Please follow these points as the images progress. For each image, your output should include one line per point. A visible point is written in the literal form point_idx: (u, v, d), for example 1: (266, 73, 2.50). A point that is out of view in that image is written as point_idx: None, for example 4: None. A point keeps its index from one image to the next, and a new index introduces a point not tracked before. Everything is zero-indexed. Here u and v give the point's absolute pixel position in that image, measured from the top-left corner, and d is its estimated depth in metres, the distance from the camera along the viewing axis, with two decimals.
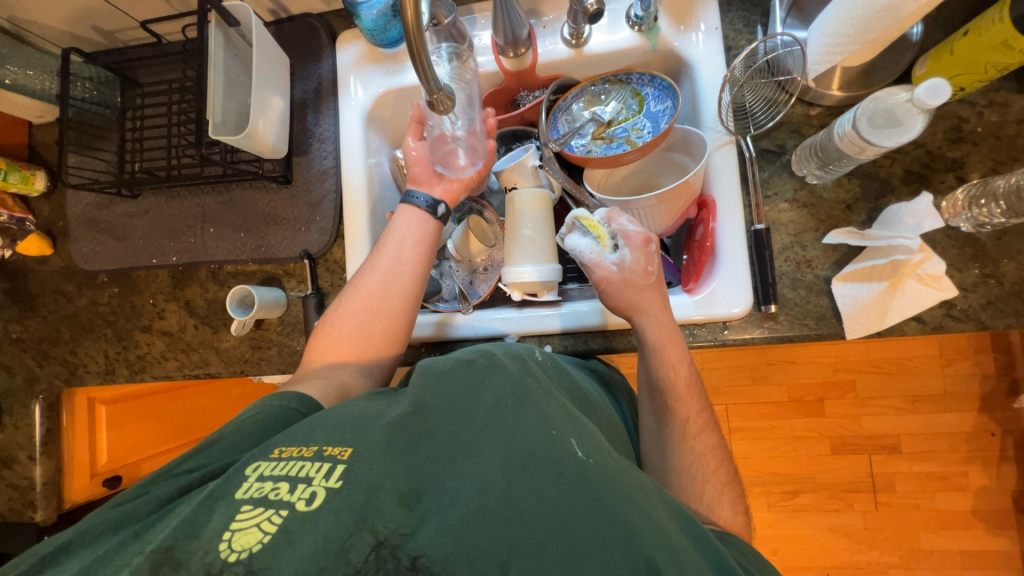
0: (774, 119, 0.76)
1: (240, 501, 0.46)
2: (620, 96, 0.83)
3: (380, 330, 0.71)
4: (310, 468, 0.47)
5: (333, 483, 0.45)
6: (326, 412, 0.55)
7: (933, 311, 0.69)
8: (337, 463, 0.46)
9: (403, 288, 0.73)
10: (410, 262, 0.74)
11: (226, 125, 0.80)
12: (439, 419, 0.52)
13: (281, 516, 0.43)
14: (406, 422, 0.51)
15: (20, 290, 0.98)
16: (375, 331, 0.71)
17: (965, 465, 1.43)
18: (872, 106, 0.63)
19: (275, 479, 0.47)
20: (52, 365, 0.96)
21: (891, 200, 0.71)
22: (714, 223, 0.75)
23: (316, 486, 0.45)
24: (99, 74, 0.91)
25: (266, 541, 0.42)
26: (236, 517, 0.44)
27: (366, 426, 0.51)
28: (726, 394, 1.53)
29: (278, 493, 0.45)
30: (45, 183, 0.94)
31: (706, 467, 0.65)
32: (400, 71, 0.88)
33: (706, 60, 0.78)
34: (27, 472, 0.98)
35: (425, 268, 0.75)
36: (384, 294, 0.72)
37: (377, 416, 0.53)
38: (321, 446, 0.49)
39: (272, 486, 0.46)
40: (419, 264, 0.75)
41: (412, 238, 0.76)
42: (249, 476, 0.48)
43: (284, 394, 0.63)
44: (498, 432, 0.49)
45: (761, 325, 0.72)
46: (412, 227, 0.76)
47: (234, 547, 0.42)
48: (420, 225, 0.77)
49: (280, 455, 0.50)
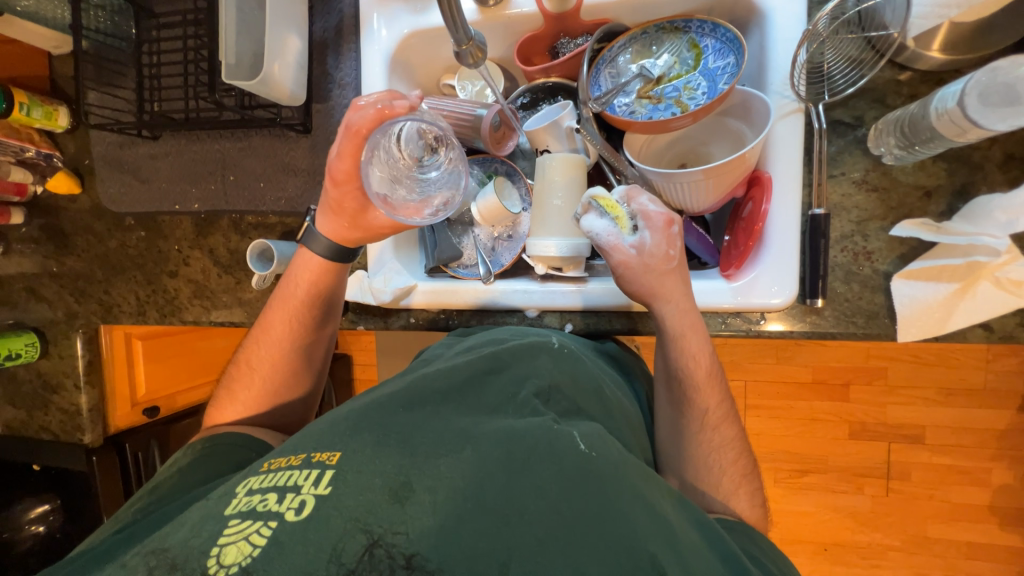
0: (854, 84, 0.65)
1: (228, 515, 0.43)
2: (674, 48, 0.73)
3: (305, 378, 0.75)
4: (298, 476, 0.44)
5: (322, 490, 0.43)
6: (318, 418, 0.53)
7: (1005, 319, 0.62)
8: (325, 469, 0.44)
9: (314, 340, 0.75)
10: (324, 312, 0.74)
11: (241, 68, 0.74)
12: (436, 408, 0.52)
13: (270, 527, 0.41)
14: (400, 414, 0.51)
15: (54, 227, 1.00)
16: (300, 382, 0.75)
17: (991, 462, 1.39)
18: (987, 78, 0.54)
19: (263, 490, 0.44)
20: (89, 303, 1.00)
21: (980, 188, 0.62)
22: (767, 205, 0.66)
23: (304, 494, 0.42)
24: (111, 3, 0.87)
25: (256, 555, 0.39)
26: (224, 530, 0.41)
27: (360, 424, 0.49)
28: (747, 371, 1.49)
29: (267, 503, 0.43)
30: (68, 119, 0.93)
31: (723, 457, 0.63)
32: (426, 9, 0.79)
33: (784, 8, 0.66)
34: (74, 399, 1.06)
35: (331, 314, 0.75)
36: (295, 348, 0.73)
37: (367, 413, 0.51)
38: (309, 453, 0.47)
39: (261, 497, 0.43)
40: (327, 315, 0.75)
41: (314, 288, 0.72)
42: (237, 492, 0.45)
43: (211, 436, 0.66)
44: (495, 426, 0.49)
45: (803, 319, 0.67)
46: (315, 275, 0.72)
47: (222, 562, 0.39)
48: (318, 273, 0.72)
49: (268, 467, 0.47)
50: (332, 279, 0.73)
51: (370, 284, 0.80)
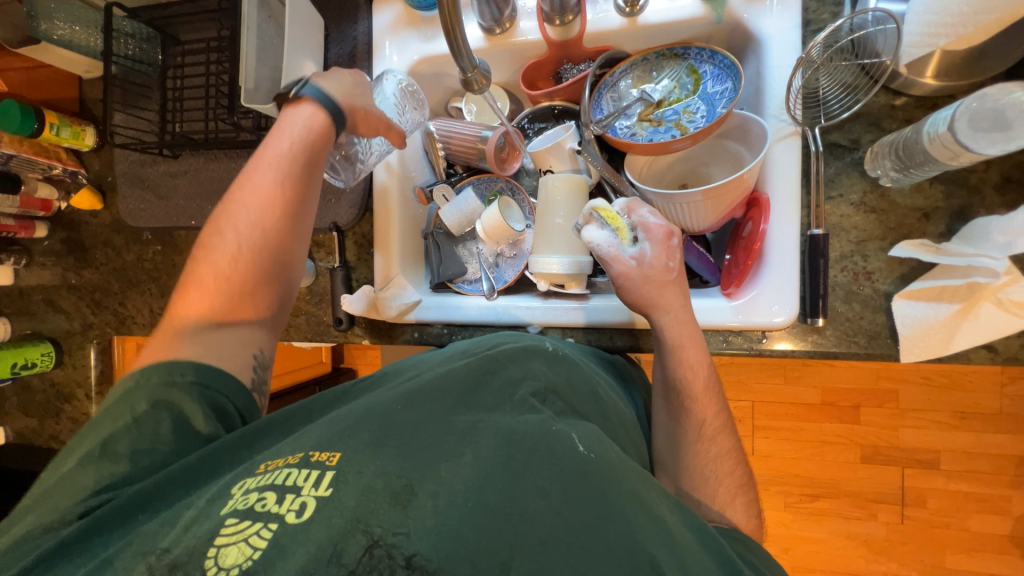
0: (849, 109, 0.67)
1: (224, 514, 0.43)
2: (673, 74, 0.75)
3: (274, 277, 0.64)
4: (298, 476, 0.45)
5: (323, 492, 0.43)
6: (317, 421, 0.53)
7: (1009, 340, 0.61)
8: (325, 470, 0.45)
9: (293, 221, 0.65)
10: (310, 173, 0.66)
11: (259, 92, 0.78)
12: (438, 408, 0.53)
13: (271, 530, 0.41)
14: (401, 414, 0.52)
15: (76, 241, 1.03)
16: (269, 281, 0.64)
17: (1010, 489, 1.34)
18: (977, 105, 0.56)
19: (261, 489, 0.44)
20: (104, 314, 1.03)
21: (979, 210, 0.63)
22: (765, 225, 0.67)
23: (305, 495, 0.43)
24: (140, 31, 0.91)
25: (255, 558, 0.40)
26: (222, 530, 0.42)
27: (360, 424, 0.50)
28: (754, 390, 1.47)
29: (266, 503, 0.43)
30: (94, 138, 0.98)
31: (719, 469, 0.62)
32: (435, 37, 0.82)
33: (779, 36, 0.68)
34: (86, 408, 1.08)
35: (316, 188, 0.67)
36: (271, 215, 0.63)
37: (367, 414, 0.52)
38: (308, 452, 0.47)
39: (258, 496, 0.44)
40: (314, 186, 0.67)
41: (302, 144, 0.65)
42: (235, 490, 0.45)
43: (169, 368, 0.56)
44: (495, 425, 0.50)
45: (805, 338, 0.67)
46: (311, 126, 0.66)
47: (221, 565, 0.40)
48: (315, 126, 0.66)
49: (266, 467, 0.47)
50: (318, 140, 0.66)
51: (378, 297, 0.81)
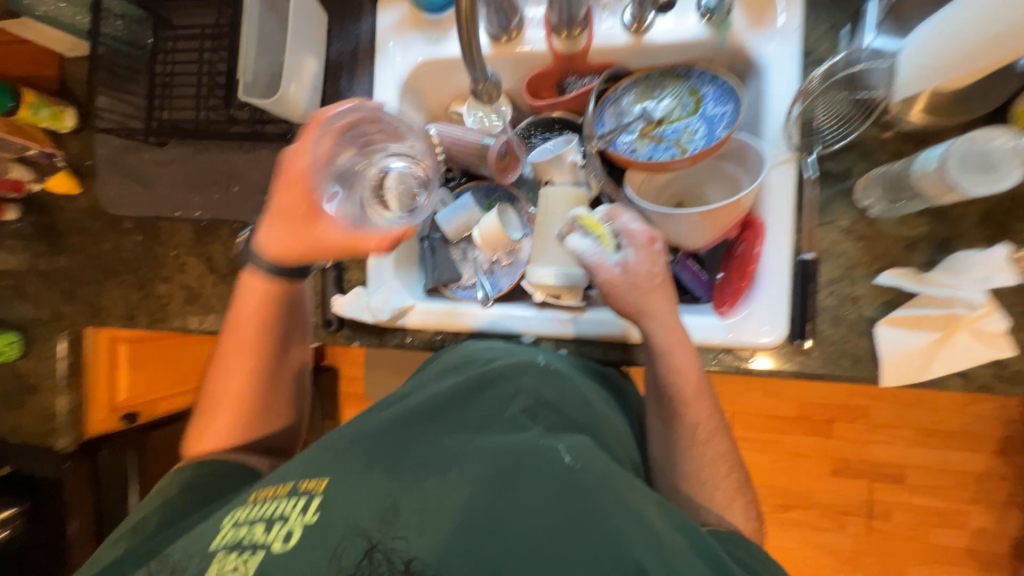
0: (843, 140, 0.69)
1: (215, 548, 0.46)
2: (675, 93, 0.76)
3: (274, 406, 0.76)
4: (286, 505, 0.46)
5: (309, 517, 0.44)
6: (312, 444, 0.54)
7: (982, 369, 0.64)
8: (313, 496, 0.46)
9: (281, 362, 0.76)
10: (286, 325, 0.75)
11: (257, 85, 0.76)
12: (427, 425, 0.53)
13: (260, 556, 0.43)
14: (389, 435, 0.52)
15: (48, 225, 0.98)
16: (271, 410, 0.75)
17: (969, 505, 1.41)
18: (966, 147, 0.57)
19: (251, 521, 0.47)
20: (77, 304, 0.98)
21: (959, 243, 0.66)
22: (760, 247, 0.69)
23: (292, 522, 0.44)
24: (131, 12, 0.88)
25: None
26: (211, 563, 0.44)
27: (350, 448, 0.51)
28: (734, 403, 1.50)
29: (254, 534, 0.45)
30: (74, 120, 0.93)
31: (709, 485, 0.63)
32: (441, 40, 0.81)
33: (780, 64, 0.70)
34: (51, 401, 1.02)
35: (296, 328, 0.77)
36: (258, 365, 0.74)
37: (355, 438, 0.53)
38: (296, 482, 0.49)
39: (247, 529, 0.46)
40: (290, 328, 0.76)
41: (268, 305, 0.73)
42: (225, 524, 0.48)
43: (201, 463, 0.68)
44: (479, 446, 0.48)
45: (792, 359, 0.69)
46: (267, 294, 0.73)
47: None
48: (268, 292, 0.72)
49: (256, 498, 0.49)
50: (287, 296, 0.74)
51: (371, 301, 0.80)
